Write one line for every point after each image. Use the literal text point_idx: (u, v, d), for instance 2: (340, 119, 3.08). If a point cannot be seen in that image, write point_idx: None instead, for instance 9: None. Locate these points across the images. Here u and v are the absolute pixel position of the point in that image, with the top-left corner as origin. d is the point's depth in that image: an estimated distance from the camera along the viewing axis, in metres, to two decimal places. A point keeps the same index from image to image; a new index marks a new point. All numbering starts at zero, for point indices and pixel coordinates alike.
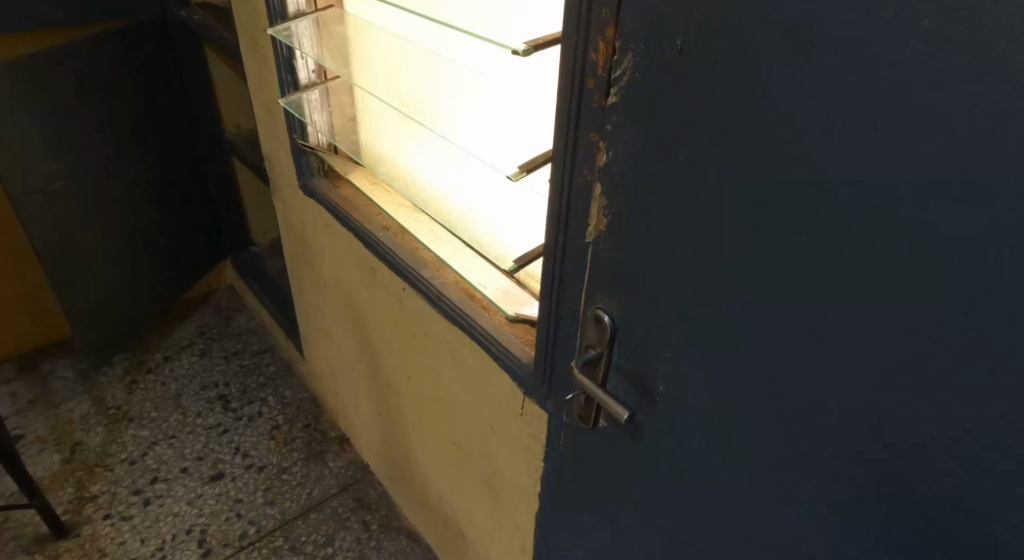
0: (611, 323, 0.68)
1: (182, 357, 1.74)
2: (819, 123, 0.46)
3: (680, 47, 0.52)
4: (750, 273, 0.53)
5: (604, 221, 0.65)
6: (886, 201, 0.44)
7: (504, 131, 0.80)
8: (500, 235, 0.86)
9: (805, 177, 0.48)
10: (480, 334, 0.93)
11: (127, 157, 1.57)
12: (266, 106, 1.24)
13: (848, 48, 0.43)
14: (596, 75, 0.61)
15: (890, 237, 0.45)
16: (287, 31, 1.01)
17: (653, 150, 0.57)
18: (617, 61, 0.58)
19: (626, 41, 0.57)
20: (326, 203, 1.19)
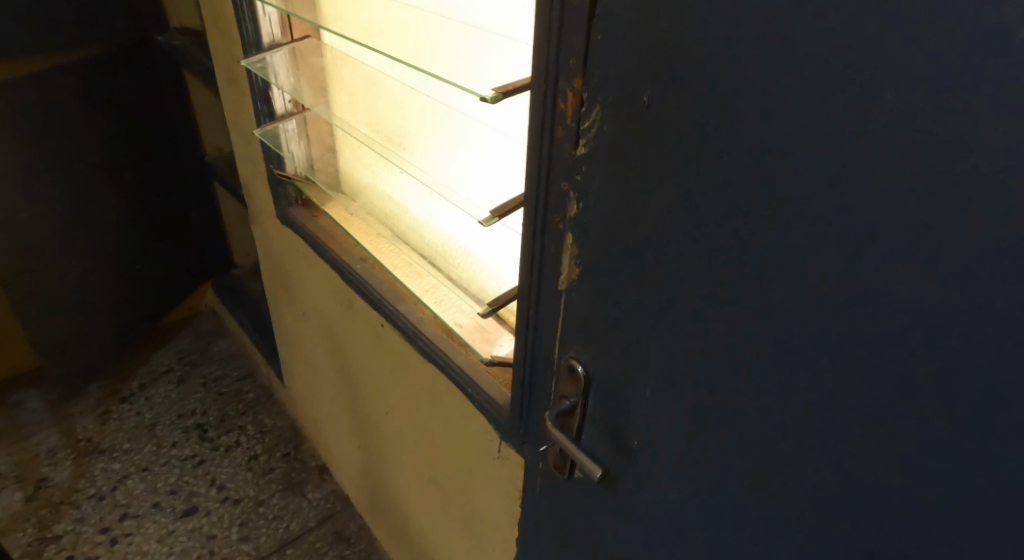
0: (584, 373, 0.59)
1: (159, 384, 1.67)
2: (791, 188, 0.40)
3: (648, 103, 0.46)
4: (724, 342, 0.47)
5: (575, 271, 0.57)
6: (884, 260, 0.38)
7: (481, 174, 0.77)
8: (484, 273, 0.82)
9: (781, 245, 0.42)
10: (454, 370, 0.84)
11: (101, 181, 1.53)
12: (242, 133, 1.17)
13: (819, 118, 0.38)
14: (566, 123, 0.52)
15: (889, 308, 0.38)
16: (261, 62, 0.99)
17: (624, 204, 0.50)
18: (584, 113, 0.50)
19: (594, 92, 0.49)
20: (303, 233, 1.12)
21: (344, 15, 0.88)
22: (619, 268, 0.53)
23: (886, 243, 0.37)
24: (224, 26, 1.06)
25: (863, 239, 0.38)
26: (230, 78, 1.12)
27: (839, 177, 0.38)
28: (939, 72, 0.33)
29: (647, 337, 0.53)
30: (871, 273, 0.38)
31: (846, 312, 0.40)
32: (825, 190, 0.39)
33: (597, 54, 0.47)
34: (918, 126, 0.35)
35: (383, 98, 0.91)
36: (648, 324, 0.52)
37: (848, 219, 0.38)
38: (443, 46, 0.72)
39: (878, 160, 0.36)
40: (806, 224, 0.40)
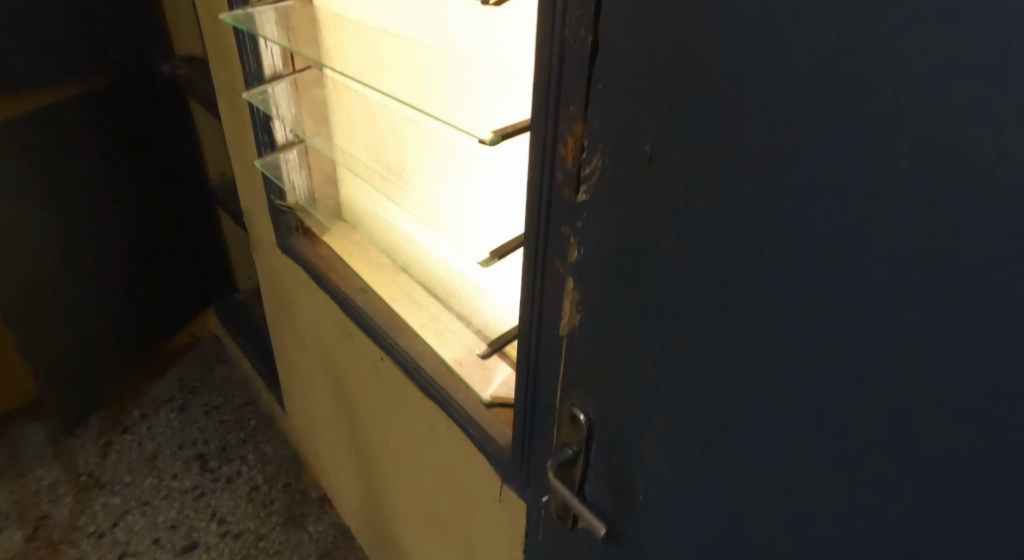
0: (587, 422, 0.57)
1: (161, 413, 1.66)
2: (792, 249, 0.37)
3: (650, 154, 0.44)
4: (724, 405, 0.44)
5: (577, 317, 0.55)
6: (886, 335, 0.34)
7: (482, 210, 0.79)
8: (494, 307, 0.81)
9: (783, 308, 0.39)
10: (455, 409, 0.82)
11: (105, 210, 1.53)
12: (244, 162, 1.17)
13: (822, 175, 0.35)
14: (566, 167, 0.51)
15: (900, 380, 0.35)
16: (263, 94, 0.99)
17: (625, 254, 0.48)
18: (585, 160, 0.49)
19: (594, 139, 0.47)
20: (304, 263, 1.10)
21: (343, 52, 0.88)
22: (621, 319, 0.50)
23: (887, 318, 0.34)
24: (226, 57, 1.07)
25: (863, 312, 0.35)
26: (231, 107, 1.12)
27: (841, 242, 0.35)
28: (944, 136, 0.30)
29: (645, 390, 0.50)
30: (873, 347, 0.35)
31: (852, 382, 0.37)
32: (823, 255, 0.36)
33: (596, 100, 0.46)
34: (922, 195, 0.32)
35: (386, 131, 0.91)
36: (650, 379, 0.50)
37: (857, 285, 0.35)
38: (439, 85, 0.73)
39: (884, 224, 0.33)
40: (804, 291, 0.37)
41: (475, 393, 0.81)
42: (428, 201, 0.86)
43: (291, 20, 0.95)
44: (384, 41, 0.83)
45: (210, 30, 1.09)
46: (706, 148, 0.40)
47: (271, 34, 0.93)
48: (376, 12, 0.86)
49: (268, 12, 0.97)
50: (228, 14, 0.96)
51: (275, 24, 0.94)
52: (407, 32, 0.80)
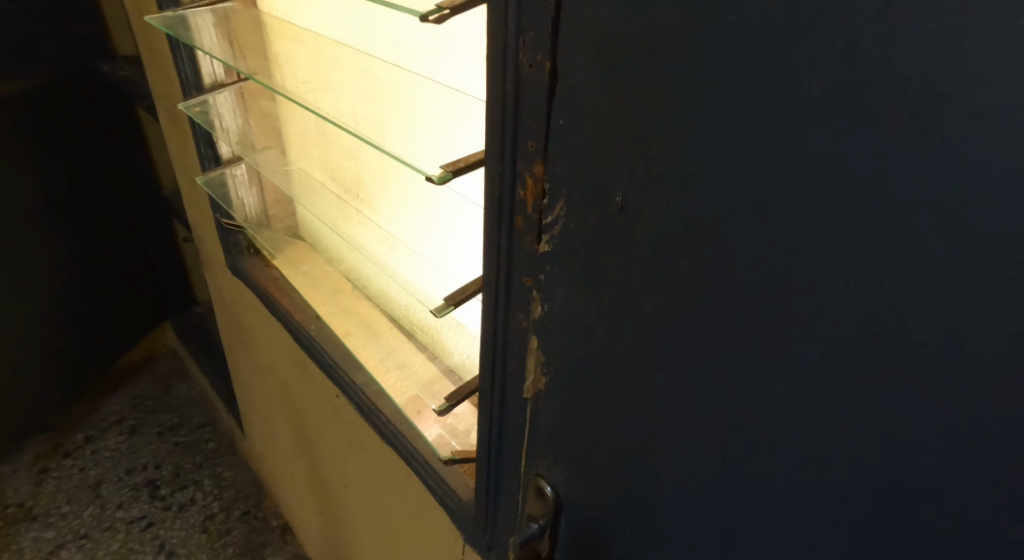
0: (554, 496, 0.51)
1: (109, 436, 1.63)
2: (797, 325, 0.32)
3: (622, 205, 0.37)
4: (722, 491, 0.38)
5: (542, 380, 0.49)
6: (915, 424, 0.29)
7: (437, 242, 0.73)
8: (461, 343, 0.72)
9: (789, 391, 0.33)
10: (414, 457, 0.75)
11: (42, 218, 1.52)
12: (189, 179, 1.09)
13: (835, 240, 0.29)
14: (527, 211, 0.45)
15: (941, 483, 0.29)
16: (202, 104, 0.92)
17: (594, 316, 0.42)
18: (547, 206, 0.42)
19: (557, 183, 0.41)
20: (254, 286, 1.02)
21: (292, 69, 0.83)
22: (591, 387, 0.44)
23: (916, 405, 0.29)
24: (161, 64, 1.00)
25: (891, 399, 0.30)
26: (173, 120, 1.04)
27: (858, 321, 0.30)
28: (976, 205, 0.25)
29: (624, 468, 0.44)
30: (899, 445, 0.30)
31: (878, 483, 0.31)
32: (833, 334, 0.31)
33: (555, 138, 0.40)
34: (957, 274, 0.26)
35: (337, 148, 0.83)
36: (631, 455, 0.43)
37: (872, 368, 0.30)
38: (404, 108, 0.70)
39: (911, 299, 0.28)
40: (812, 368, 0.32)
41: (433, 452, 0.73)
42: (384, 224, 0.80)
43: (233, 25, 0.89)
44: (341, 54, 0.78)
45: (142, 36, 1.02)
46: (686, 203, 0.34)
47: (211, 46, 0.87)
48: (321, 18, 0.79)
49: (204, 13, 0.90)
50: (155, 18, 0.89)
51: (214, 31, 0.88)
52: (363, 44, 0.75)
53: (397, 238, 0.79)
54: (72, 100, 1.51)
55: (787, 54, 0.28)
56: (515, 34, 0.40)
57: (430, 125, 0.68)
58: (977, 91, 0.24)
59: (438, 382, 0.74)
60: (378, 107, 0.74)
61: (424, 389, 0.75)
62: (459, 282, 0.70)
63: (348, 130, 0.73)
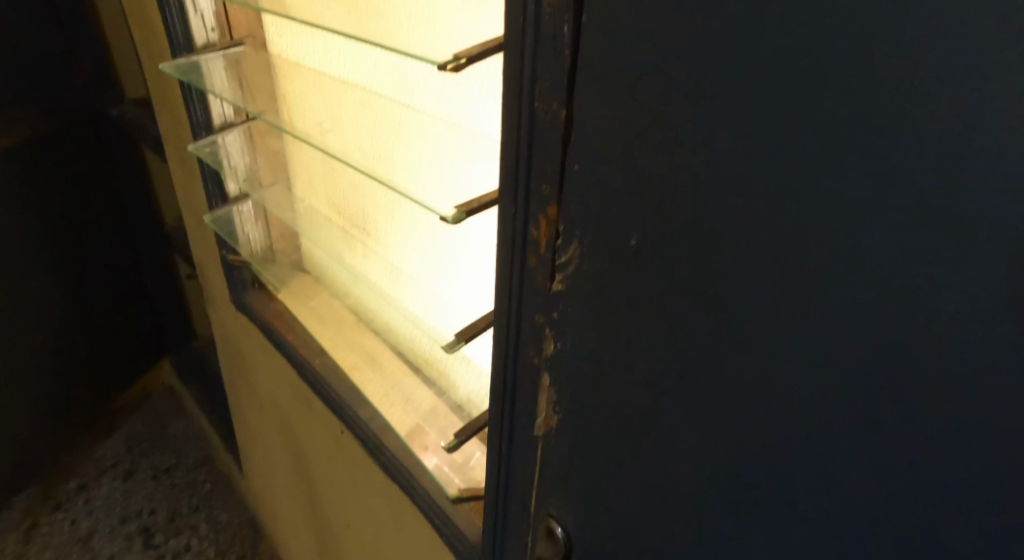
0: (564, 536, 0.51)
1: (102, 482, 1.76)
2: (823, 364, 0.32)
3: (635, 247, 0.38)
4: (747, 531, 0.38)
5: (554, 419, 0.49)
6: (948, 466, 0.29)
7: (446, 276, 0.73)
8: (471, 377, 0.72)
9: (814, 430, 0.33)
10: (419, 495, 0.74)
11: (51, 272, 1.62)
12: (196, 217, 1.11)
13: (864, 282, 0.29)
14: (540, 251, 0.45)
15: (976, 526, 0.29)
16: (211, 145, 0.94)
17: (607, 356, 0.43)
18: (562, 246, 0.43)
19: (570, 225, 0.42)
20: (258, 321, 1.02)
21: (304, 110, 0.86)
22: (604, 427, 0.45)
23: (951, 448, 0.28)
24: (170, 104, 1.01)
25: (922, 442, 0.29)
26: (180, 159, 1.06)
27: (886, 358, 0.29)
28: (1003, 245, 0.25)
29: (640, 508, 0.44)
30: (928, 484, 0.29)
31: (912, 525, 0.31)
32: (860, 373, 0.30)
33: (568, 181, 0.41)
34: (985, 315, 0.26)
35: (343, 183, 0.85)
36: (649, 495, 0.43)
37: (903, 409, 0.29)
38: (417, 144, 0.71)
39: (940, 344, 0.28)
40: (840, 407, 0.32)
41: (441, 491, 0.72)
42: (391, 254, 0.81)
43: (244, 69, 0.91)
44: (346, 92, 0.79)
45: (152, 77, 1.04)
46: (704, 241, 0.35)
47: (222, 88, 0.88)
48: (328, 56, 0.81)
49: (216, 59, 0.92)
50: (169, 63, 0.90)
51: (225, 74, 0.90)
52: (370, 84, 0.77)
53: (405, 271, 0.78)
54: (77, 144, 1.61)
55: (810, 93, 0.28)
56: (530, 82, 0.42)
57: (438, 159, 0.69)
58: (1002, 131, 0.24)
59: (437, 412, 0.75)
60: (392, 143, 0.75)
61: (426, 418, 0.76)
62: (470, 318, 0.70)
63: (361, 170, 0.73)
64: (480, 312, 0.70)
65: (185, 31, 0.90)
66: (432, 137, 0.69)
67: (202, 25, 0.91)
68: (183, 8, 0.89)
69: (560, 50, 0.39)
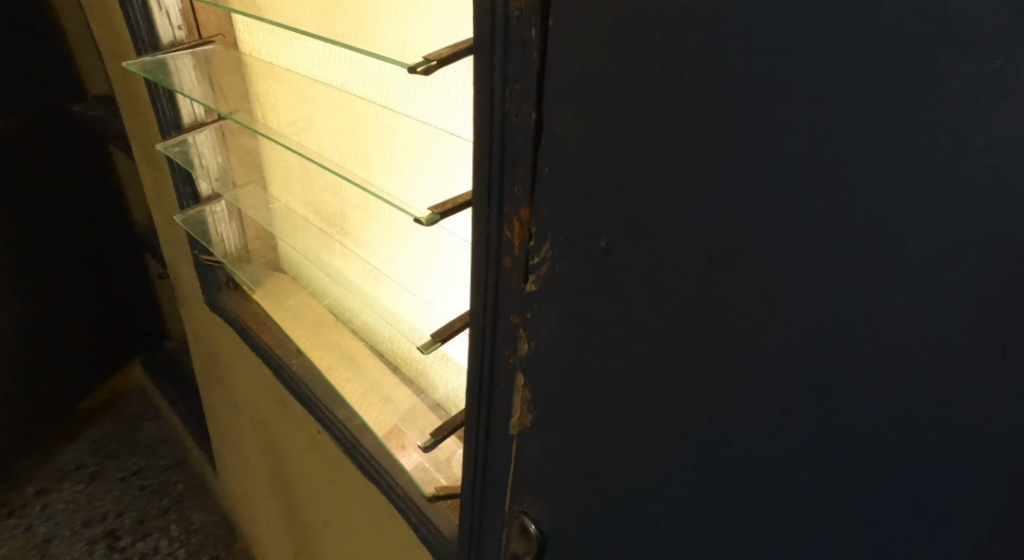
0: (537, 533, 0.53)
1: (64, 486, 1.73)
2: (800, 359, 0.33)
3: (605, 248, 0.39)
4: (727, 520, 0.39)
5: (528, 417, 0.50)
6: (918, 452, 0.30)
7: (422, 275, 0.73)
8: (449, 375, 0.73)
9: (790, 422, 0.34)
10: (397, 494, 0.75)
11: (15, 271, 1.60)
12: (166, 217, 1.10)
13: (837, 280, 0.31)
14: (514, 252, 0.46)
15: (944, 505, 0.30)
16: (181, 144, 0.93)
17: (580, 354, 0.44)
18: (535, 247, 0.44)
19: (543, 227, 0.43)
20: (233, 321, 1.02)
21: (276, 108, 0.85)
22: (582, 424, 0.45)
23: (918, 433, 0.30)
24: (137, 103, 1.00)
25: (894, 429, 0.31)
26: (149, 158, 1.05)
27: (855, 349, 0.31)
28: (963, 238, 0.27)
29: (618, 502, 0.45)
30: (896, 468, 0.31)
31: (885, 510, 0.32)
32: (835, 368, 0.32)
33: (538, 183, 0.42)
34: (945, 306, 0.28)
35: (321, 183, 0.85)
36: (628, 489, 0.44)
37: (872, 399, 0.31)
38: (394, 145, 0.72)
39: (910, 335, 0.29)
40: (816, 402, 0.33)
41: (418, 491, 0.73)
42: (370, 257, 0.82)
43: (213, 66, 0.90)
44: (323, 94, 0.80)
45: (117, 75, 1.02)
46: (677, 241, 0.36)
47: (190, 88, 0.88)
48: (302, 56, 0.81)
49: (182, 56, 0.90)
50: (133, 62, 0.89)
51: (193, 73, 0.89)
52: (345, 85, 0.77)
53: (383, 268, 0.79)
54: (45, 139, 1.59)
55: (785, 97, 0.30)
56: (499, 86, 0.42)
57: (414, 162, 0.70)
58: (960, 135, 0.26)
59: (416, 410, 0.76)
60: (366, 143, 0.75)
61: (403, 420, 0.76)
62: (446, 318, 0.71)
63: (334, 171, 0.74)
64: (456, 312, 0.70)
65: (152, 30, 0.90)
66: (407, 138, 0.70)
67: (168, 22, 0.90)
68: (148, 7, 0.88)
69: (529, 54, 0.39)
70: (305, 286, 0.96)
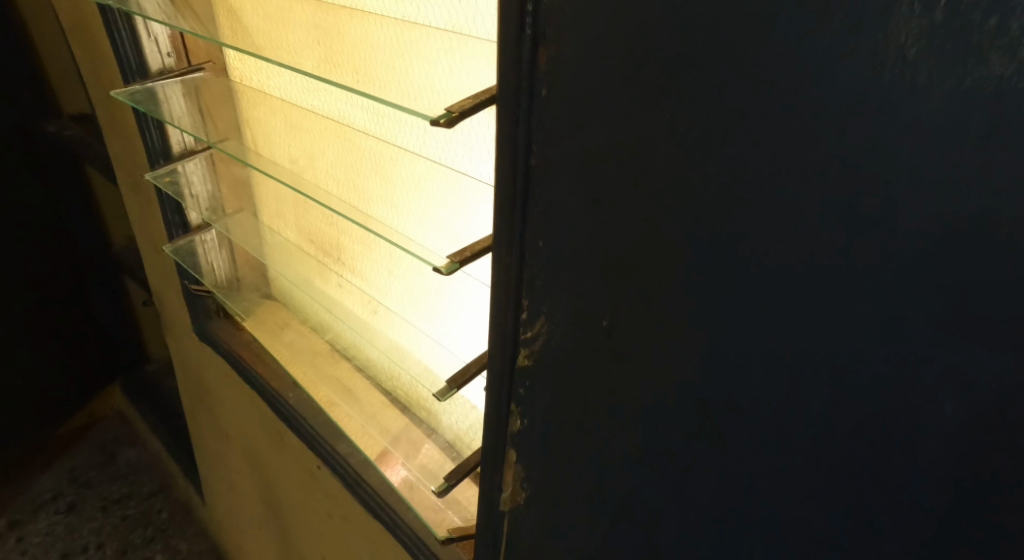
0: None
1: (40, 517, 1.69)
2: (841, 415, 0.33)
3: (609, 327, 0.41)
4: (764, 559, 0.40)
5: (521, 494, 0.54)
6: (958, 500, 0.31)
7: (431, 311, 0.73)
8: (462, 414, 0.72)
9: (828, 477, 0.35)
10: (406, 532, 0.75)
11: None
12: (152, 244, 1.07)
13: (878, 340, 0.31)
14: (511, 320, 0.48)
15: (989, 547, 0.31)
16: (171, 173, 0.92)
17: (579, 425, 0.46)
18: (527, 320, 0.47)
19: (536, 306, 0.45)
20: (224, 352, 1.00)
21: (270, 139, 0.84)
22: (608, 470, 0.45)
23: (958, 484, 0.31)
24: (122, 130, 0.97)
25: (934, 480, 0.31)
26: (134, 186, 1.02)
27: (906, 392, 0.31)
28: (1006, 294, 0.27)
29: (638, 539, 0.46)
30: (946, 511, 0.32)
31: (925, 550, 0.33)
32: (872, 420, 0.32)
33: (535, 260, 0.44)
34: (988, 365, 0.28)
35: (315, 214, 0.84)
36: (656, 532, 0.44)
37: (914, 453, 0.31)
38: (397, 182, 0.71)
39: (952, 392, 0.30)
40: (859, 453, 0.33)
41: (429, 532, 0.72)
42: (369, 289, 0.81)
43: (203, 95, 0.88)
44: (315, 124, 0.78)
45: (100, 101, 0.99)
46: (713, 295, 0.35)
47: (180, 117, 0.86)
48: (292, 85, 0.79)
49: (172, 85, 0.89)
50: (120, 91, 0.87)
51: (183, 102, 0.87)
52: (344, 117, 0.76)
53: (385, 299, 0.79)
54: (13, 162, 1.54)
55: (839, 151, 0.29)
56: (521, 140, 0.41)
57: (420, 201, 0.69)
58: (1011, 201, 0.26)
59: (408, 432, 0.77)
60: (365, 176, 0.74)
61: (393, 443, 0.76)
62: (463, 361, 0.70)
63: (330, 207, 0.73)
64: (473, 354, 0.70)
65: (139, 59, 0.88)
66: (410, 177, 0.69)
67: (157, 50, 0.88)
68: (136, 34, 0.86)
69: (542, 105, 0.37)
70: (300, 314, 0.95)
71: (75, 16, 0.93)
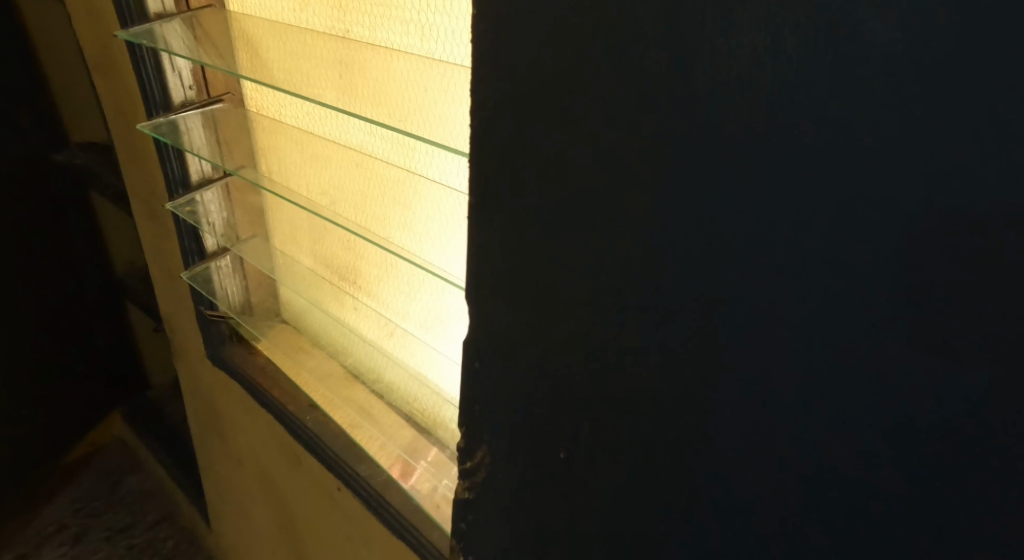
0: None
1: (46, 549, 1.69)
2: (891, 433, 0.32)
3: (565, 456, 0.48)
4: None
5: None
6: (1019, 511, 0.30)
7: (450, 333, 0.75)
8: None
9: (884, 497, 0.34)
10: (431, 550, 0.76)
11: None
12: (167, 271, 1.09)
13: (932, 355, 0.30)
14: (505, 364, 0.49)
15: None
16: (189, 203, 0.93)
17: (534, 531, 0.53)
18: (469, 456, 0.56)
19: (482, 443, 0.54)
20: (239, 376, 1.01)
21: (286, 166, 0.86)
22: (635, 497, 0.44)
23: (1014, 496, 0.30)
24: (141, 161, 1.00)
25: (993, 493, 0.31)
26: (151, 214, 1.04)
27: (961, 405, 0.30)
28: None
29: None
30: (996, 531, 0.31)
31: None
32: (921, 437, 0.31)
33: (482, 395, 0.52)
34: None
35: (332, 239, 0.86)
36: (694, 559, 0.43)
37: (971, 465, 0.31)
38: (416, 208, 0.73)
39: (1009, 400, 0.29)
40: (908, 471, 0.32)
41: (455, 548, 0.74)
42: (385, 311, 0.83)
43: (222, 126, 0.90)
44: (334, 152, 0.80)
45: (121, 133, 1.02)
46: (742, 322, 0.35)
47: (199, 146, 0.89)
48: (309, 113, 0.82)
49: (193, 117, 0.91)
50: (146, 124, 0.90)
51: (203, 132, 0.90)
52: (364, 146, 0.78)
53: (401, 320, 0.81)
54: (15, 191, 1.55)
55: (862, 182, 0.29)
56: (524, 180, 0.42)
57: (440, 226, 0.71)
58: None
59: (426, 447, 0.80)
60: (383, 202, 0.77)
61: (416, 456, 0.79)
62: None
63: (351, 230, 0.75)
64: None
65: (162, 91, 0.90)
66: (430, 203, 0.71)
67: (180, 82, 0.91)
68: (160, 68, 0.88)
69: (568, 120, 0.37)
70: (313, 337, 0.96)
71: (100, 50, 0.96)
